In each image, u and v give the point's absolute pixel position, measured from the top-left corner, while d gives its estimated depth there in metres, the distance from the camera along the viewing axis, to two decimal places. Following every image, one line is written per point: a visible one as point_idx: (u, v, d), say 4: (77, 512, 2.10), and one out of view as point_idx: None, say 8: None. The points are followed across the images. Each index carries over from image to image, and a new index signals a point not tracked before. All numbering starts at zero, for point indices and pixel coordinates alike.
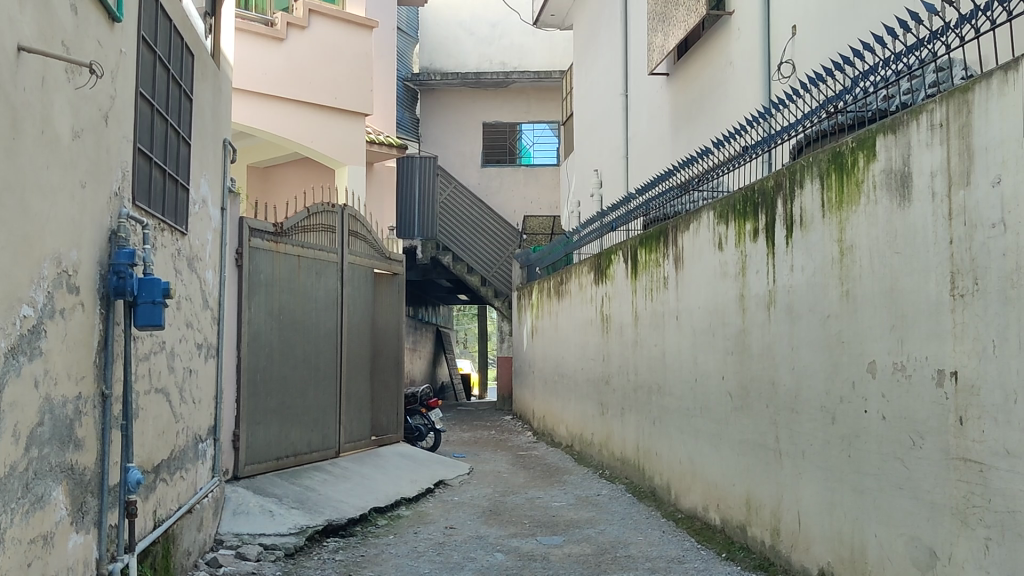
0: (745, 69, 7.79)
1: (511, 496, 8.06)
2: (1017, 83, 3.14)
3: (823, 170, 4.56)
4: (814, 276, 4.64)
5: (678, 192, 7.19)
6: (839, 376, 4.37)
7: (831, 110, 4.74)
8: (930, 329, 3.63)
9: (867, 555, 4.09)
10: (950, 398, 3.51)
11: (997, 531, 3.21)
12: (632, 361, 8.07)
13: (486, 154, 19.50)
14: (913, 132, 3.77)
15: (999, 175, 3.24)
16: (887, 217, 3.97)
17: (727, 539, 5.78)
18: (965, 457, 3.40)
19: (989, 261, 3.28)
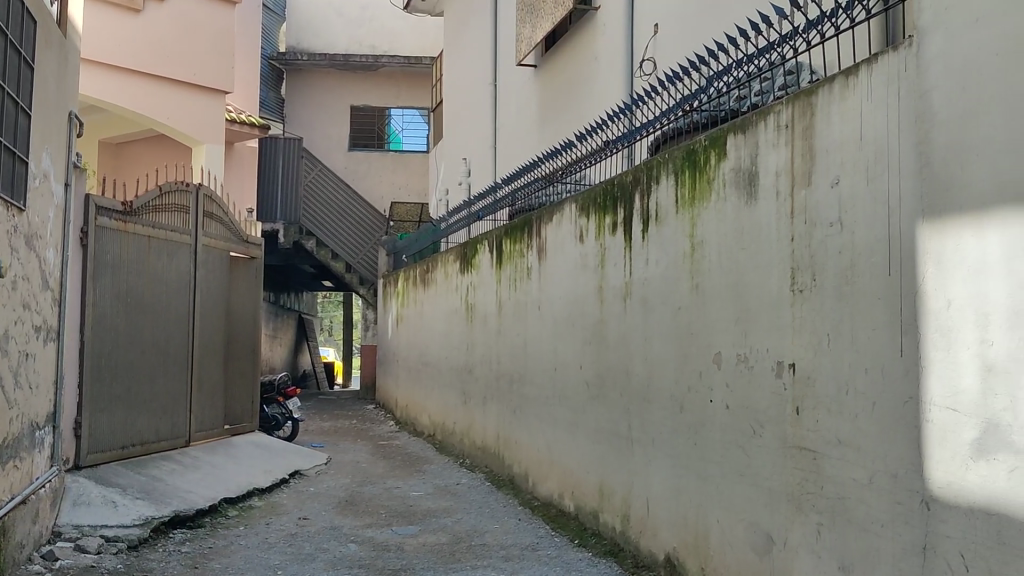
0: (609, 66, 7.91)
1: (367, 486, 7.97)
2: (856, 88, 3.28)
3: (677, 167, 4.66)
4: (666, 269, 4.74)
5: (543, 183, 7.22)
6: (687, 367, 4.48)
7: (686, 108, 4.82)
8: (772, 323, 3.76)
9: (709, 541, 4.22)
10: (788, 389, 3.64)
11: (828, 517, 3.35)
12: (494, 350, 8.11)
13: (354, 138, 19.27)
14: (760, 132, 3.89)
15: (837, 175, 3.37)
16: (735, 214, 4.09)
17: (580, 526, 5.86)
18: (801, 445, 3.54)
19: (826, 259, 3.41)
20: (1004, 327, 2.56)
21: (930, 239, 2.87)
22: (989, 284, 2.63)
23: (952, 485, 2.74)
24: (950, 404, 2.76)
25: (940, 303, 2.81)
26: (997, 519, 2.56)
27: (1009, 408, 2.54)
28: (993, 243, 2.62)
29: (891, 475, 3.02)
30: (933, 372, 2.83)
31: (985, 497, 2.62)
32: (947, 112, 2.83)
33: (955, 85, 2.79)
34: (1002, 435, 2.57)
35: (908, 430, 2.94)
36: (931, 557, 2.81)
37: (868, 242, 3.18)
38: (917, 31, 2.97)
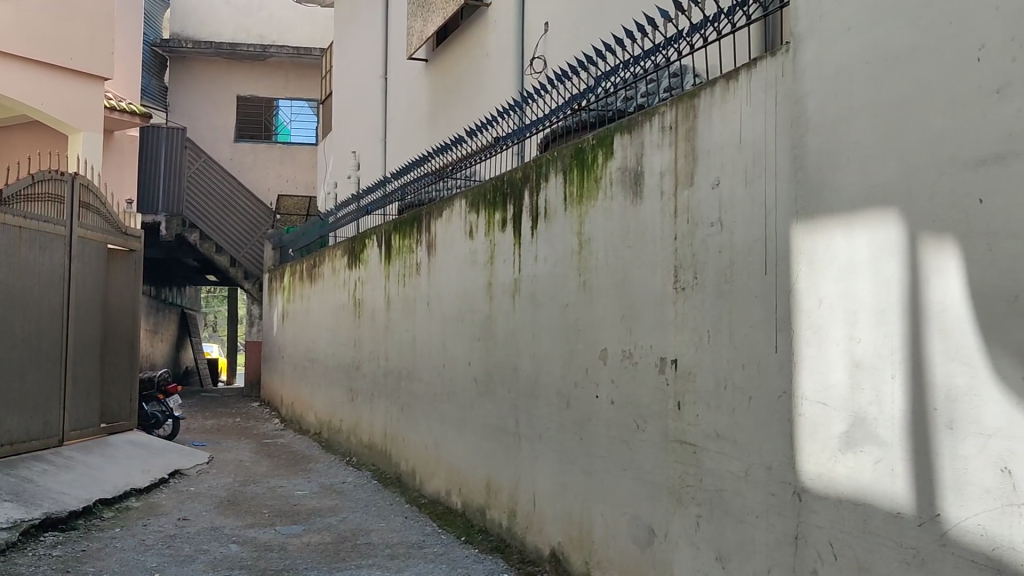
0: (500, 62, 7.92)
1: (250, 486, 7.80)
2: (736, 91, 3.37)
3: (566, 165, 4.70)
4: (555, 266, 4.78)
5: (433, 178, 7.18)
6: (574, 363, 4.53)
7: (574, 107, 4.85)
8: (656, 319, 3.83)
9: (593, 534, 4.28)
10: (670, 384, 3.72)
11: (706, 509, 3.44)
12: (382, 347, 8.04)
13: (240, 129, 18.84)
14: (646, 132, 3.96)
15: (718, 177, 3.46)
16: (621, 213, 4.15)
17: (467, 523, 5.87)
18: (681, 439, 3.62)
19: (707, 258, 3.50)
20: (871, 325, 2.67)
21: (803, 239, 2.97)
22: (857, 283, 2.74)
23: (822, 476, 2.84)
24: (821, 398, 2.86)
25: (813, 302, 2.91)
26: (864, 508, 2.67)
27: (874, 403, 2.65)
28: (860, 244, 2.73)
29: (766, 467, 3.12)
30: (805, 367, 2.93)
31: (852, 488, 2.73)
32: (821, 117, 2.93)
33: (829, 90, 2.90)
34: (868, 429, 2.67)
35: (782, 424, 3.04)
36: (802, 546, 2.92)
37: (746, 243, 3.28)
38: (793, 37, 3.07)
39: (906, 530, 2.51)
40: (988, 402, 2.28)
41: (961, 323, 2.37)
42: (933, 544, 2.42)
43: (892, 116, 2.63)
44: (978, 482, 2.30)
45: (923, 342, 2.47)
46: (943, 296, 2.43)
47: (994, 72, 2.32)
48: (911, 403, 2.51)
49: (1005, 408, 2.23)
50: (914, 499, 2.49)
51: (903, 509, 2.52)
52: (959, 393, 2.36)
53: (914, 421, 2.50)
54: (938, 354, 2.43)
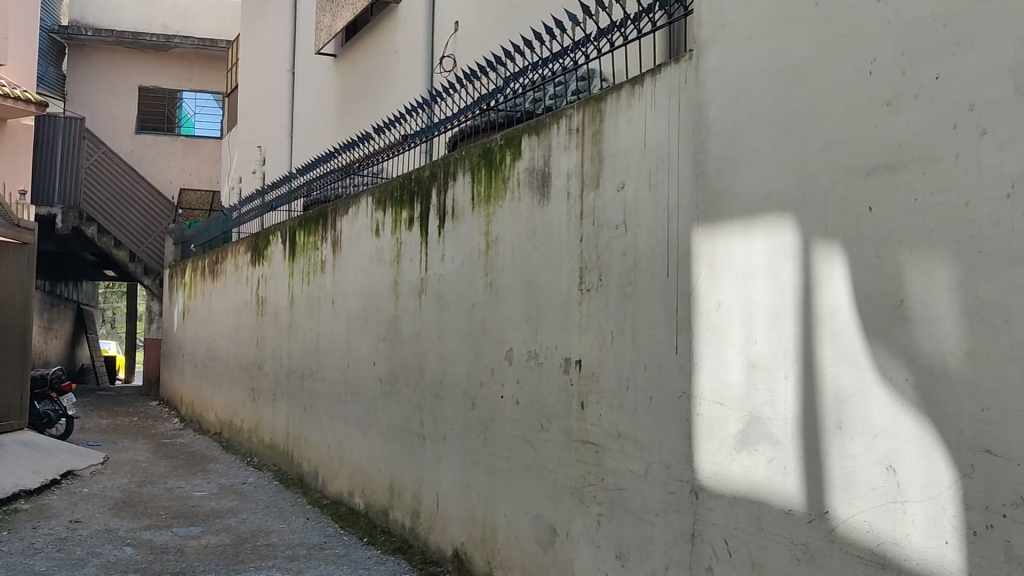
0: (410, 60, 7.89)
1: (146, 487, 7.60)
2: (642, 96, 3.41)
3: (473, 165, 4.70)
4: (461, 267, 4.78)
5: (339, 175, 7.10)
6: (479, 363, 4.54)
7: (482, 107, 4.84)
8: (560, 320, 3.86)
9: (496, 534, 4.29)
10: (574, 384, 3.75)
11: (607, 507, 3.48)
12: (285, 346, 7.92)
13: (141, 120, 18.31)
14: (553, 135, 3.98)
15: (623, 180, 3.50)
16: (527, 214, 4.17)
17: (369, 523, 5.84)
18: (584, 439, 3.66)
19: (611, 259, 3.54)
20: (766, 327, 2.74)
21: (703, 242, 3.04)
22: (754, 287, 2.81)
23: (719, 475, 2.91)
24: (718, 399, 2.93)
25: (712, 304, 2.98)
26: (757, 505, 2.74)
27: (768, 403, 2.72)
28: (757, 248, 2.80)
29: (665, 466, 3.18)
30: (704, 368, 2.99)
31: (746, 485, 2.80)
32: (722, 124, 3.00)
33: (730, 98, 2.97)
34: (762, 428, 2.75)
35: (681, 423, 3.10)
36: (698, 543, 2.98)
37: (649, 245, 3.33)
38: (696, 45, 3.13)
39: (796, 526, 2.59)
40: (874, 403, 2.36)
41: (851, 327, 2.45)
42: (822, 540, 2.50)
43: (790, 124, 2.71)
44: (865, 481, 2.38)
45: (815, 344, 2.55)
46: (834, 300, 2.50)
47: (885, 84, 2.40)
48: (802, 404, 2.59)
49: (891, 408, 2.31)
50: (804, 497, 2.57)
51: (794, 507, 2.60)
52: (848, 394, 2.44)
53: (805, 422, 2.58)
54: (828, 357, 2.51)
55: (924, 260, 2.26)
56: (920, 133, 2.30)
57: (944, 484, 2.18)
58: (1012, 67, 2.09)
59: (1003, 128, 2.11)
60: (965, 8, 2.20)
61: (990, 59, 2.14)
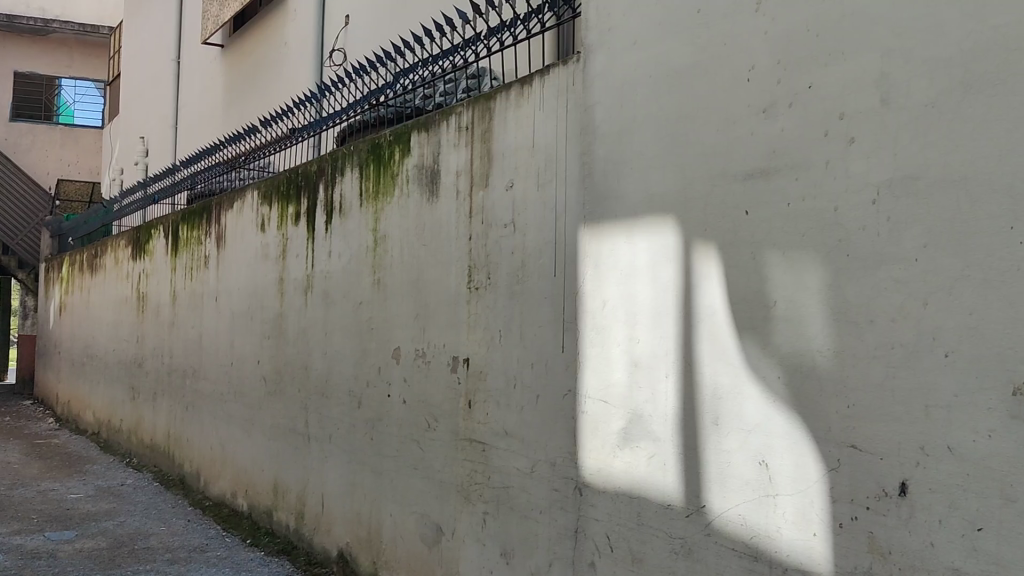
0: (299, 52, 7.76)
1: (17, 490, 7.27)
2: (530, 96, 3.43)
3: (362, 160, 4.65)
4: (348, 264, 4.72)
5: (224, 168, 6.93)
6: (366, 362, 4.50)
7: (372, 102, 4.78)
8: (448, 318, 3.86)
9: (382, 534, 4.26)
10: (461, 382, 3.75)
11: (493, 506, 3.49)
12: (167, 343, 7.70)
13: (17, 107, 17.45)
14: (442, 132, 3.97)
15: (511, 179, 3.51)
16: (416, 210, 4.15)
17: (253, 525, 5.72)
18: (471, 438, 3.67)
19: (500, 258, 3.55)
20: (648, 326, 2.80)
21: (589, 242, 3.08)
22: (637, 287, 2.87)
23: (601, 471, 2.96)
24: (601, 397, 2.97)
25: (597, 304, 3.02)
26: (638, 501, 2.80)
27: (650, 400, 2.78)
28: (640, 249, 2.86)
29: (550, 464, 3.21)
30: (588, 366, 3.04)
31: (627, 481, 2.85)
32: (608, 125, 3.04)
33: (615, 100, 3.01)
34: (643, 425, 2.81)
35: (566, 421, 3.14)
36: (581, 539, 3.02)
37: (537, 245, 3.36)
38: (584, 47, 3.17)
39: (674, 521, 2.65)
40: (749, 400, 2.44)
41: (727, 326, 2.52)
42: (698, 533, 2.57)
43: (671, 129, 2.78)
44: (739, 475, 2.45)
45: (694, 343, 2.62)
46: (712, 299, 2.57)
47: (762, 91, 2.48)
48: (681, 401, 2.66)
49: (764, 405, 2.39)
50: (683, 491, 2.64)
51: (673, 501, 2.66)
52: (724, 391, 2.51)
53: (684, 419, 2.64)
54: (706, 356, 2.58)
55: (796, 263, 2.34)
56: (794, 140, 2.38)
57: (813, 478, 2.26)
58: (880, 79, 2.19)
59: (870, 137, 2.20)
60: (837, 21, 2.29)
61: (859, 70, 2.23)
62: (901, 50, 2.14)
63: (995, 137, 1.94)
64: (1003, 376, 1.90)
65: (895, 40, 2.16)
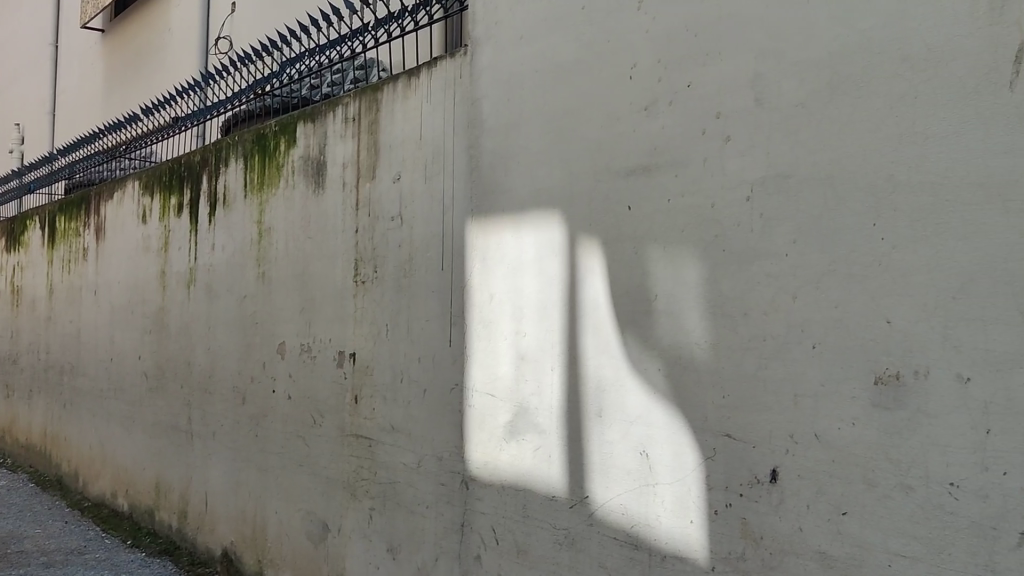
0: (184, 39, 7.56)
1: None
2: (417, 89, 3.42)
3: (246, 151, 4.56)
4: (232, 256, 4.62)
5: (104, 157, 6.69)
6: (251, 357, 4.42)
7: (258, 91, 4.68)
8: (334, 313, 3.82)
9: (267, 532, 4.20)
10: (348, 377, 3.72)
11: (379, 502, 3.48)
12: (43, 339, 7.40)
13: None
14: (329, 123, 3.92)
15: (398, 172, 3.49)
16: (302, 203, 4.09)
17: (134, 525, 5.56)
18: (357, 434, 3.64)
19: (386, 252, 3.53)
20: (534, 320, 2.82)
21: (476, 236, 3.08)
22: (523, 281, 2.89)
23: (487, 465, 2.97)
24: (488, 391, 2.99)
25: (484, 298, 3.03)
26: (524, 493, 2.82)
27: (536, 393, 2.81)
28: (527, 243, 2.88)
29: (436, 458, 3.21)
30: (475, 360, 3.04)
31: (513, 474, 2.87)
32: (495, 119, 3.05)
33: (502, 94, 3.03)
34: (529, 418, 2.83)
35: (453, 415, 3.14)
36: (467, 533, 3.04)
37: (424, 239, 3.35)
38: (470, 40, 3.17)
39: (559, 512, 2.69)
40: (631, 392, 2.48)
41: (610, 320, 2.56)
42: (581, 524, 2.61)
43: (557, 125, 2.80)
44: (621, 466, 2.50)
45: (579, 336, 2.65)
46: (596, 293, 2.61)
47: (643, 89, 2.53)
48: (566, 394, 2.69)
49: (646, 398, 2.44)
50: (566, 482, 2.67)
51: (557, 492, 2.70)
52: (607, 383, 2.56)
53: (569, 411, 2.68)
54: (590, 349, 2.62)
55: (675, 258, 2.40)
56: (673, 137, 2.43)
57: (690, 468, 2.32)
58: (754, 79, 2.25)
59: (744, 135, 2.26)
60: (714, 21, 2.35)
61: (735, 70, 2.29)
62: (773, 52, 2.21)
63: (861, 138, 2.02)
64: (866, 367, 1.98)
65: (770, 41, 2.22)
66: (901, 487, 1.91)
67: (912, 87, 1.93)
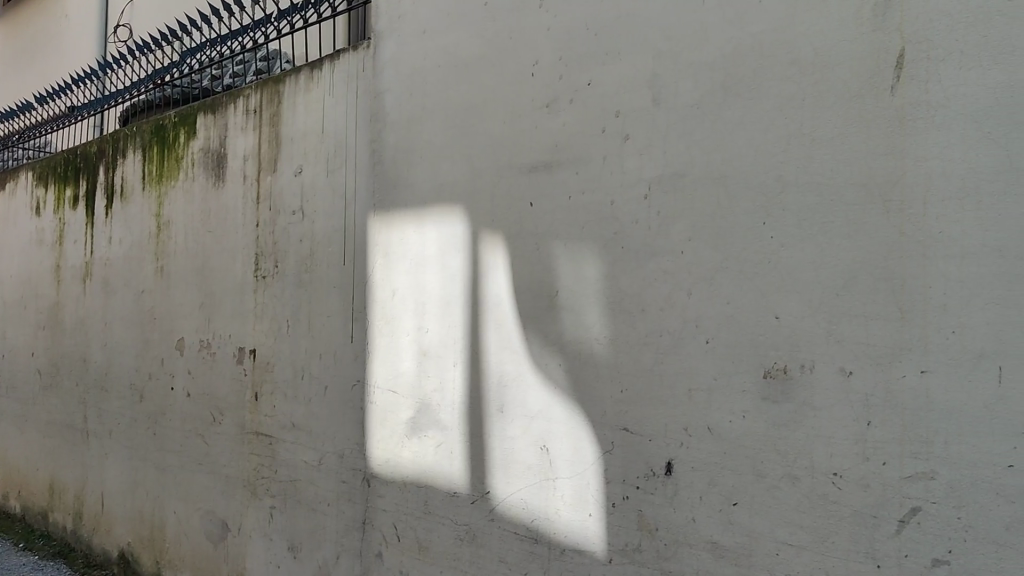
0: (81, 27, 7.34)
1: None
2: (320, 81, 3.38)
3: (145, 143, 4.45)
4: (130, 250, 4.50)
5: None
6: (148, 353, 4.31)
7: (157, 82, 4.57)
8: (234, 308, 3.75)
9: (165, 532, 4.11)
10: (248, 374, 3.66)
11: (280, 500, 3.43)
12: None
13: None
14: (230, 115, 3.84)
15: (300, 165, 3.45)
16: (201, 196, 4.00)
17: (27, 528, 5.38)
18: (258, 431, 3.59)
19: (288, 246, 3.48)
20: (437, 316, 2.82)
21: (379, 231, 3.06)
22: (426, 276, 2.88)
23: (389, 462, 2.96)
24: (390, 387, 2.98)
25: (386, 293, 3.01)
26: (425, 490, 2.82)
27: (438, 389, 2.81)
28: (429, 238, 2.87)
29: (338, 456, 3.19)
30: (378, 357, 3.03)
31: (415, 470, 2.87)
32: (397, 114, 3.04)
33: (404, 89, 3.01)
34: (431, 414, 2.83)
35: (354, 412, 3.12)
36: (369, 530, 3.02)
37: (326, 234, 3.31)
38: (373, 33, 3.14)
39: (460, 508, 2.70)
40: (532, 388, 2.50)
41: (511, 315, 2.58)
42: (483, 520, 2.63)
43: (459, 121, 2.81)
44: (522, 461, 2.52)
45: (481, 332, 2.66)
46: (498, 289, 2.62)
47: (544, 86, 2.55)
48: (468, 390, 2.70)
49: (546, 393, 2.46)
50: (468, 478, 2.68)
51: (459, 488, 2.70)
52: (509, 379, 2.57)
53: (470, 407, 2.69)
54: (492, 345, 2.63)
55: (575, 255, 2.42)
56: (573, 135, 2.46)
57: (588, 462, 2.35)
58: (651, 79, 2.29)
59: (642, 134, 2.29)
60: (613, 21, 2.38)
61: (633, 69, 2.33)
62: (670, 53, 2.25)
63: (751, 139, 2.07)
64: (756, 362, 2.03)
65: (666, 42, 2.26)
66: (787, 478, 1.96)
67: (800, 90, 1.99)
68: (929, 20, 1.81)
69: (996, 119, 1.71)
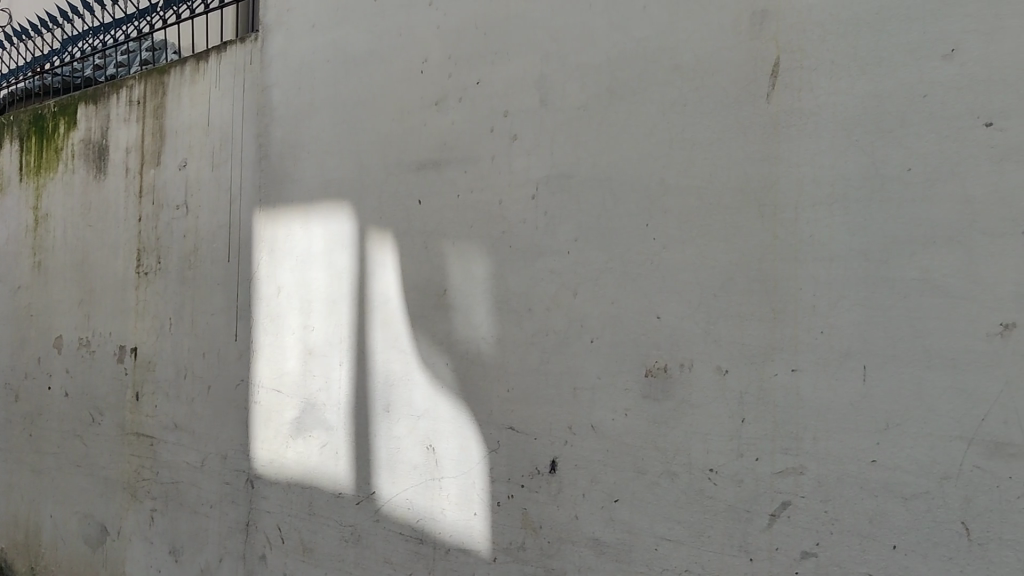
0: None
1: None
2: (206, 72, 3.30)
3: (23, 132, 4.28)
4: (6, 244, 4.32)
5: None
6: (24, 351, 4.15)
7: (36, 70, 4.40)
8: (116, 305, 3.64)
9: (41, 537, 3.96)
10: (128, 373, 3.56)
11: (161, 502, 3.35)
12: None
13: None
14: (112, 105, 3.73)
15: (184, 158, 3.37)
16: (81, 189, 3.87)
17: None
18: (138, 432, 3.49)
19: (171, 241, 3.40)
20: (323, 314, 2.79)
21: (265, 227, 3.01)
22: (312, 274, 2.84)
23: (273, 462, 2.91)
24: (275, 386, 2.93)
25: (272, 291, 2.96)
26: (310, 490, 2.79)
27: (323, 388, 2.78)
28: (316, 235, 2.84)
29: (221, 456, 3.12)
30: (263, 355, 2.97)
31: (300, 471, 2.83)
32: (285, 108, 2.99)
33: (293, 83, 2.96)
34: (317, 414, 2.79)
35: (239, 411, 3.06)
36: (253, 532, 2.97)
37: (211, 229, 3.24)
38: (262, 26, 3.09)
39: (346, 509, 2.67)
40: (418, 387, 2.50)
41: (399, 314, 2.56)
42: (368, 520, 2.61)
43: (347, 117, 2.78)
44: (407, 460, 2.51)
45: (368, 331, 2.64)
46: (386, 287, 2.61)
47: (434, 84, 2.54)
48: (354, 389, 2.67)
49: (432, 392, 2.46)
50: (354, 479, 2.66)
51: (344, 489, 2.68)
52: (396, 377, 2.56)
53: (356, 406, 2.66)
54: (378, 343, 2.61)
55: (463, 253, 2.42)
56: (462, 133, 2.46)
57: (474, 461, 2.36)
58: (539, 80, 2.30)
59: (529, 135, 2.31)
60: (501, 22, 2.39)
61: (520, 69, 2.34)
62: (558, 55, 2.27)
63: (635, 141, 2.10)
64: (637, 361, 2.07)
65: (553, 44, 2.28)
66: (666, 474, 2.00)
67: (681, 95, 2.03)
68: (802, 31, 1.86)
69: (863, 126, 1.77)
